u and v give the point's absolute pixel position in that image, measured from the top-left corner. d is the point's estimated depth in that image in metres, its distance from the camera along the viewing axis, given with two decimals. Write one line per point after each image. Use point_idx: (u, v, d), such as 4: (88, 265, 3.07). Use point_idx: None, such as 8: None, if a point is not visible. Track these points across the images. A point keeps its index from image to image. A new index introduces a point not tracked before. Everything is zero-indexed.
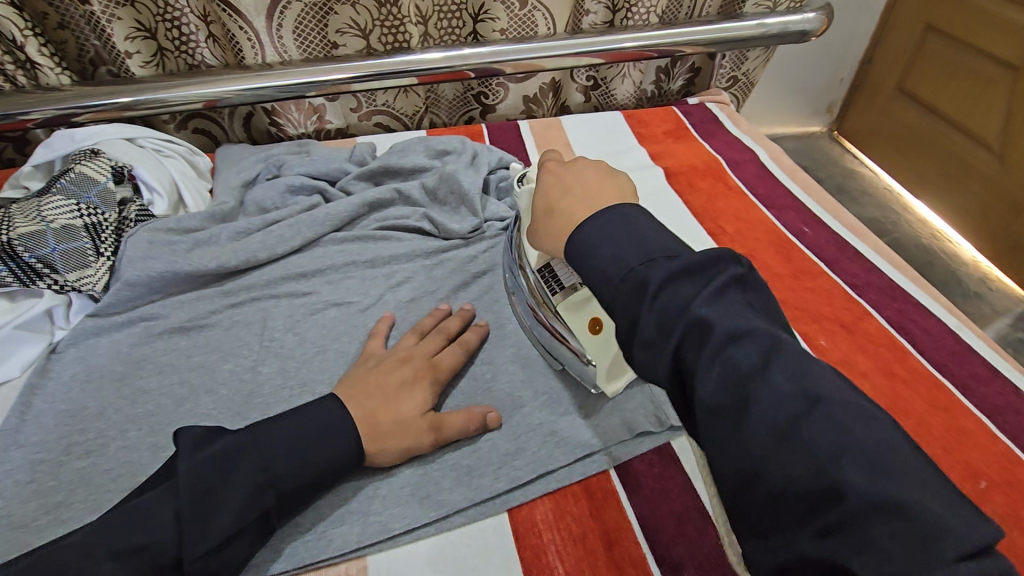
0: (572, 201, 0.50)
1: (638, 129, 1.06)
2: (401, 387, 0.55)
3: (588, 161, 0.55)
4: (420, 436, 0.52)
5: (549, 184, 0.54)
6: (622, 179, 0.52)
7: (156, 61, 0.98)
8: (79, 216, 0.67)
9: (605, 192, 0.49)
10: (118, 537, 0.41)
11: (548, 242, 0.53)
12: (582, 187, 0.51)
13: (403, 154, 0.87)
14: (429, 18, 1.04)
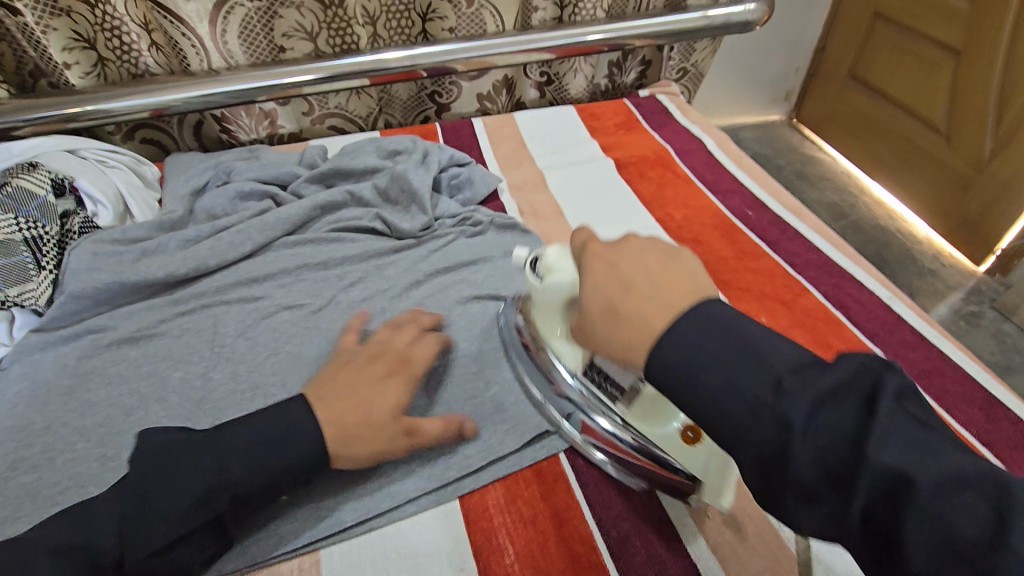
0: (636, 299, 0.40)
1: (590, 122, 1.08)
2: (371, 383, 0.52)
3: (641, 240, 0.46)
4: (394, 439, 0.51)
5: (597, 273, 0.44)
6: (679, 259, 0.44)
7: (98, 70, 0.96)
8: (19, 230, 0.66)
9: (674, 284, 0.41)
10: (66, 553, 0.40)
11: (610, 352, 0.42)
12: (646, 280, 0.41)
13: (354, 156, 0.88)
14: (377, 18, 1.04)
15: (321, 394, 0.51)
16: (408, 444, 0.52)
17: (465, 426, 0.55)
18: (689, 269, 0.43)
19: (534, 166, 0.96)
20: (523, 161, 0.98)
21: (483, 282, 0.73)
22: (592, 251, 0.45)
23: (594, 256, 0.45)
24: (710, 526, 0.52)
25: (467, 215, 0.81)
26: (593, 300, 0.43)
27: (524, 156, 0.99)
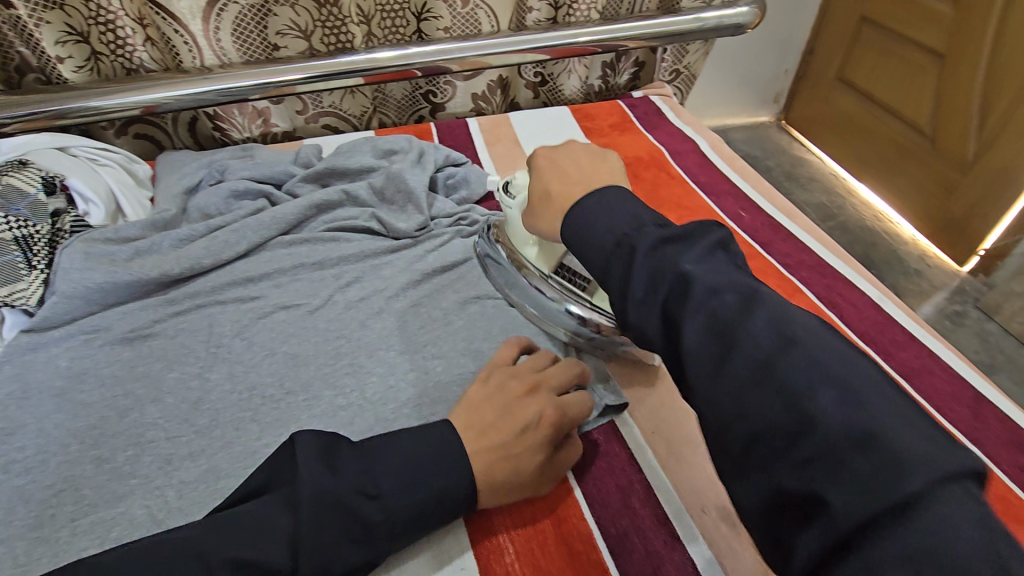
0: (565, 183, 0.51)
1: (584, 123, 1.08)
2: (522, 422, 0.50)
3: (577, 144, 0.55)
4: (540, 482, 0.51)
5: (543, 169, 0.53)
6: (609, 156, 0.54)
7: (90, 65, 0.95)
8: (9, 228, 0.65)
9: (599, 172, 0.51)
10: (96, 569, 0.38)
11: (545, 228, 0.54)
12: (576, 169, 0.52)
13: (350, 155, 0.87)
14: (371, 18, 1.03)
15: (473, 434, 0.48)
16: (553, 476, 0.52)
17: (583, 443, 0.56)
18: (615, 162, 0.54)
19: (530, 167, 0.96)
20: (518, 162, 0.98)
21: (481, 281, 0.73)
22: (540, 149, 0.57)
23: (538, 154, 0.55)
24: (707, 523, 0.52)
25: (462, 215, 0.82)
26: (538, 185, 0.54)
27: (519, 156, 0.99)
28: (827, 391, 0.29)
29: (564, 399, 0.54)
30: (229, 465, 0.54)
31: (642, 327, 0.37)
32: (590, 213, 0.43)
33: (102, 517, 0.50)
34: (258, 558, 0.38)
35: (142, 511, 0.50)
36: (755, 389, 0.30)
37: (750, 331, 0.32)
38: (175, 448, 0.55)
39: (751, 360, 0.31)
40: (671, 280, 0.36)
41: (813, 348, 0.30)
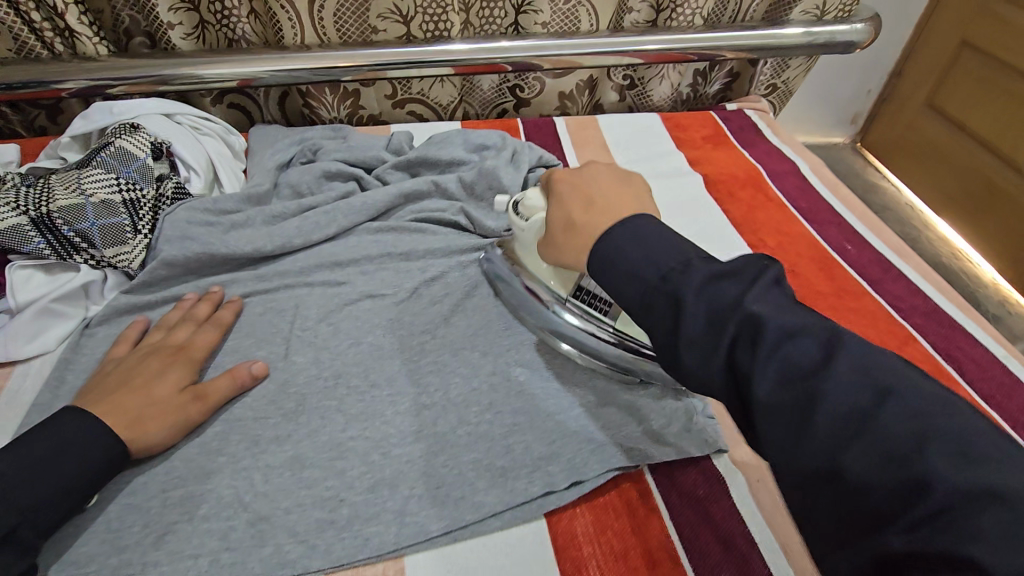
0: (590, 216, 0.51)
1: (675, 133, 1.04)
2: (149, 378, 0.53)
3: (599, 169, 0.57)
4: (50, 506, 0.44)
5: (561, 194, 0.56)
6: (633, 182, 0.56)
7: (197, 33, 0.97)
8: (118, 191, 0.66)
9: (626, 198, 0.52)
10: None
11: (568, 258, 0.54)
12: (599, 199, 0.52)
13: (442, 146, 0.86)
14: (470, 7, 1.02)
15: (104, 406, 0.50)
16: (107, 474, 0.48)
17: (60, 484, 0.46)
18: (639, 190, 0.55)
19: None
20: None
21: None
22: (555, 174, 0.59)
23: (558, 180, 0.57)
24: None
25: None
26: (557, 222, 0.55)
27: (608, 162, 0.96)
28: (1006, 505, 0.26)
29: (208, 386, 0.55)
30: (315, 454, 0.53)
31: (787, 355, 0.34)
32: (618, 241, 0.44)
33: (191, 492, 0.50)
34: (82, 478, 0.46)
35: (229, 489, 0.50)
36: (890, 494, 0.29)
37: (878, 424, 0.30)
38: (262, 430, 0.55)
39: (898, 464, 0.29)
40: (770, 357, 0.34)
41: (986, 450, 0.28)
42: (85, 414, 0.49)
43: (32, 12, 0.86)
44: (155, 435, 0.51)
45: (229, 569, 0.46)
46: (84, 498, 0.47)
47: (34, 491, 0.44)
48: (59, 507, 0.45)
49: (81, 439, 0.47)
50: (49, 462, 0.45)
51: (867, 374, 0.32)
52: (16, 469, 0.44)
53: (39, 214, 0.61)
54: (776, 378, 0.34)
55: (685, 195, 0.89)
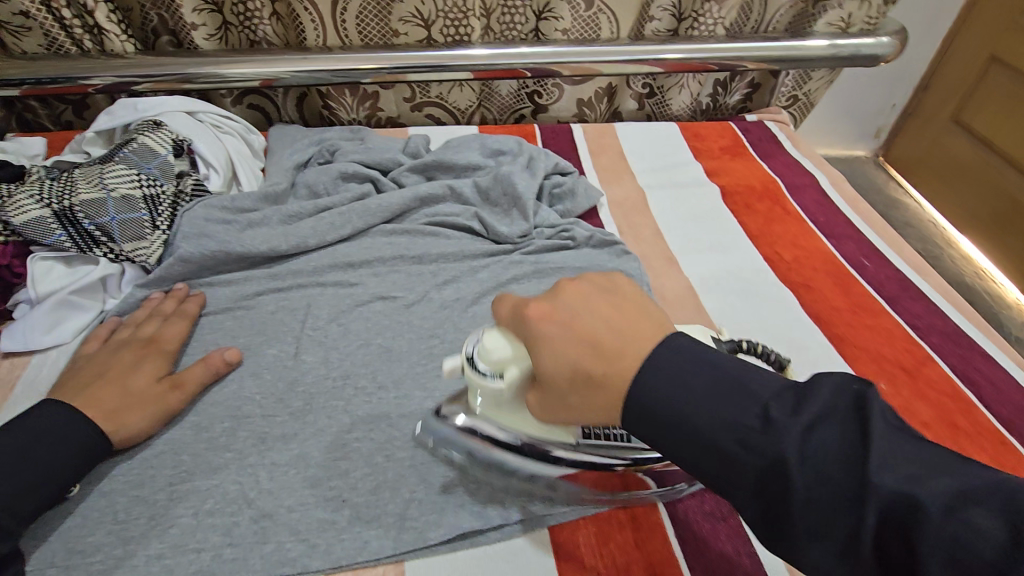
0: (606, 362, 0.37)
1: (694, 143, 1.03)
2: (125, 370, 0.54)
3: (585, 284, 0.42)
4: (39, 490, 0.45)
5: (553, 341, 0.39)
6: (623, 291, 0.42)
7: (220, 34, 0.99)
8: (138, 187, 0.67)
9: (639, 329, 0.38)
10: None
11: (580, 416, 0.40)
12: (607, 334, 0.38)
13: (459, 151, 0.86)
14: (491, 12, 1.02)
15: (85, 398, 0.51)
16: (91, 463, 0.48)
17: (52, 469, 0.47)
18: (634, 296, 0.41)
19: (635, 184, 0.92)
20: (623, 178, 0.93)
21: None
22: (529, 309, 0.41)
23: (539, 324, 0.40)
24: None
25: (566, 226, 0.78)
26: (557, 378, 0.39)
27: (624, 170, 0.95)
28: (944, 511, 0.27)
29: (185, 375, 0.56)
30: (320, 454, 0.53)
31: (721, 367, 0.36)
32: (659, 386, 0.36)
33: (196, 487, 0.50)
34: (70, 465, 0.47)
35: (233, 486, 0.50)
36: (837, 519, 0.30)
37: (814, 452, 0.31)
38: (269, 428, 0.55)
39: (837, 467, 0.30)
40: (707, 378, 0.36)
41: (903, 443, 0.31)
42: (72, 405, 0.49)
43: (63, 10, 0.88)
44: (138, 424, 0.52)
45: (230, 567, 0.46)
46: (63, 490, 0.47)
47: (11, 480, 0.44)
48: (38, 496, 0.45)
49: (54, 428, 0.48)
50: (24, 452, 0.45)
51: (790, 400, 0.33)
52: (1, 460, 0.44)
53: (62, 207, 0.63)
54: (710, 422, 0.34)
55: (701, 206, 0.88)
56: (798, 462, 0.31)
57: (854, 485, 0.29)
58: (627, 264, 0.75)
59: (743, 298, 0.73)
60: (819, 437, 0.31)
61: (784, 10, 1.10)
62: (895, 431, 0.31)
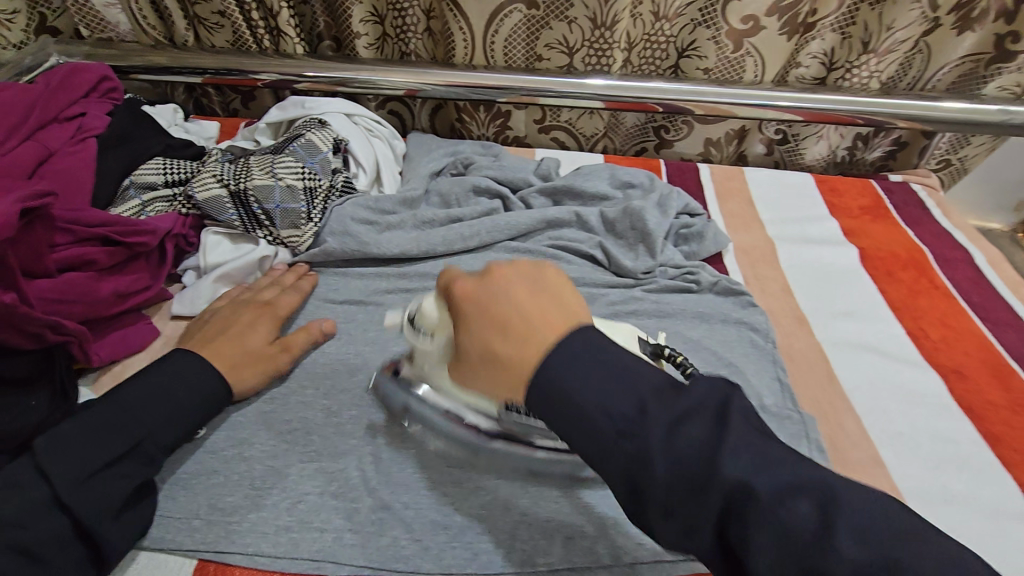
0: (517, 349, 0.38)
1: (830, 198, 0.97)
2: (242, 327, 0.60)
3: (511, 271, 0.41)
4: (172, 428, 0.50)
5: (471, 317, 0.40)
6: (548, 279, 0.42)
7: (378, 44, 1.06)
8: (302, 179, 0.72)
9: (548, 315, 0.39)
10: (118, 430, 0.48)
11: (487, 394, 0.42)
12: (519, 317, 0.39)
13: (588, 179, 0.87)
14: (635, 46, 1.03)
15: (209, 352, 0.56)
16: (210, 411, 0.54)
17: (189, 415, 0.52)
18: (556, 281, 0.42)
19: (763, 233, 0.88)
20: (751, 225, 0.90)
21: (702, 342, 0.68)
22: (458, 290, 0.42)
23: (464, 303, 0.41)
24: None
25: (692, 269, 0.76)
26: (470, 355, 0.41)
27: (753, 218, 0.91)
28: (776, 501, 0.32)
29: (292, 338, 0.61)
30: (436, 457, 0.55)
31: (684, 443, 0.34)
32: (556, 372, 0.37)
33: (323, 469, 0.53)
34: (194, 409, 0.52)
35: (356, 472, 0.53)
36: (694, 505, 0.34)
37: (678, 446, 0.34)
38: (391, 424, 0.57)
39: (799, 555, 0.31)
40: (673, 462, 0.34)
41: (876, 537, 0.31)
42: (198, 355, 0.55)
43: (253, 11, 0.98)
44: (250, 380, 0.57)
45: (349, 550, 0.48)
46: (195, 429, 0.53)
47: (156, 415, 0.50)
48: (174, 431, 0.51)
49: (188, 373, 0.53)
50: (166, 391, 0.51)
51: (756, 464, 0.33)
52: (143, 394, 0.50)
53: (236, 189, 0.69)
54: (598, 409, 0.36)
55: (835, 267, 0.83)
56: (665, 457, 0.34)
57: (706, 475, 0.33)
58: (752, 316, 0.72)
59: (884, 375, 0.68)
60: (684, 435, 0.34)
61: (949, 68, 1.02)
62: (751, 431, 0.35)
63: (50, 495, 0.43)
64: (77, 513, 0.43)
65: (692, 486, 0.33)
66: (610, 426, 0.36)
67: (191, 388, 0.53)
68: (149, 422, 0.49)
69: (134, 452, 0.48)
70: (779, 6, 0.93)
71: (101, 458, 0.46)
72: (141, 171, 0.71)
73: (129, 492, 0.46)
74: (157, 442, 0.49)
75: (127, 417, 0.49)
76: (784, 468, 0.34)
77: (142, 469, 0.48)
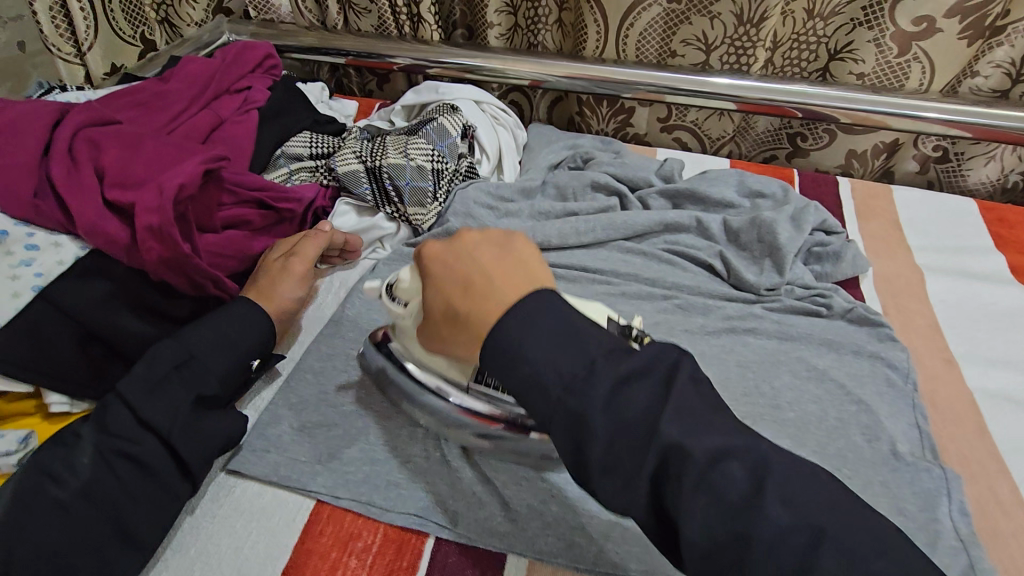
0: (473, 306, 0.42)
1: (998, 229, 0.84)
2: (267, 264, 0.64)
3: (478, 233, 0.46)
4: (220, 358, 0.54)
5: (433, 279, 0.44)
6: (516, 246, 0.45)
7: (509, 34, 1.07)
8: (431, 161, 0.76)
9: (511, 278, 0.42)
10: (179, 357, 0.52)
11: (454, 348, 0.46)
12: (481, 279, 0.42)
13: (715, 184, 0.83)
14: (780, 45, 0.95)
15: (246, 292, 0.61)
16: (254, 338, 0.57)
17: (241, 346, 0.56)
18: (523, 253, 0.44)
19: (909, 260, 0.79)
20: (895, 250, 0.81)
21: (829, 373, 0.63)
22: (427, 250, 0.45)
23: (430, 260, 0.45)
24: None
25: (822, 290, 0.71)
26: (436, 309, 0.44)
27: (898, 242, 0.82)
28: (625, 391, 0.36)
29: (301, 249, 0.65)
30: None
31: (635, 416, 0.35)
32: (514, 333, 0.38)
33: (433, 434, 0.57)
34: (245, 346, 0.56)
35: (459, 443, 0.56)
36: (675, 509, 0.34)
37: (627, 409, 0.35)
38: None
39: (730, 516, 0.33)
40: (617, 425, 0.35)
41: (800, 503, 0.34)
42: (245, 298, 0.59)
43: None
44: (283, 291, 0.62)
45: (451, 514, 0.51)
46: (249, 362, 0.57)
47: (220, 359, 0.54)
48: (226, 360, 0.54)
49: (241, 312, 0.57)
50: (221, 327, 0.55)
51: (694, 427, 0.35)
52: (204, 331, 0.55)
53: (373, 165, 0.74)
54: (547, 365, 0.37)
55: (998, 308, 0.72)
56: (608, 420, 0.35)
57: (651, 442, 0.35)
58: (890, 351, 0.65)
59: None
60: (577, 347, 0.38)
61: None
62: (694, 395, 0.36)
63: (133, 418, 0.49)
64: (165, 434, 0.49)
65: (626, 432, 0.35)
66: (556, 380, 0.37)
67: (243, 329, 0.56)
68: (205, 351, 0.54)
69: (191, 375, 0.52)
70: (962, 6, 0.83)
71: (163, 373, 0.51)
72: (292, 142, 0.78)
73: (188, 402, 0.51)
74: (211, 372, 0.53)
75: (185, 346, 0.53)
76: (717, 430, 0.35)
77: (196, 385, 0.52)
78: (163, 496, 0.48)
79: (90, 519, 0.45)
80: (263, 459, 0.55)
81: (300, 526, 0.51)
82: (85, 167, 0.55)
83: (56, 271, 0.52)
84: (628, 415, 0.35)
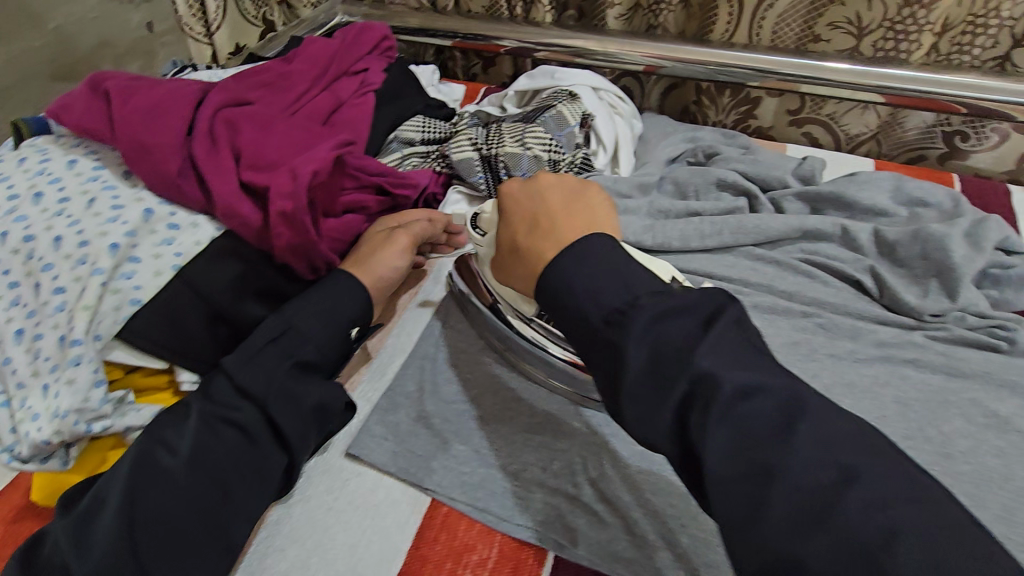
0: (537, 241, 0.44)
1: None
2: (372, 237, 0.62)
3: (552, 176, 0.49)
4: (316, 324, 0.53)
5: (506, 215, 0.48)
6: (586, 194, 0.48)
7: (628, 15, 0.98)
8: (548, 151, 0.71)
9: (577, 221, 0.45)
10: (276, 325, 0.52)
11: (517, 283, 0.48)
12: (547, 219, 0.45)
13: (865, 187, 0.73)
14: (950, 29, 0.82)
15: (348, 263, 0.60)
16: (352, 305, 0.55)
17: (338, 310, 0.54)
18: (596, 199, 0.48)
19: None
20: None
21: (1011, 421, 0.53)
22: (505, 188, 0.49)
23: (506, 195, 0.49)
24: None
25: (1001, 319, 0.60)
26: (504, 242, 0.48)
27: None
28: (738, 396, 0.32)
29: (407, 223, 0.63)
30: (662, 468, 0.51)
31: (737, 411, 0.32)
32: (567, 271, 0.40)
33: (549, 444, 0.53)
34: (342, 313, 0.54)
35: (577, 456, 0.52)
36: (739, 461, 0.31)
37: (732, 410, 0.32)
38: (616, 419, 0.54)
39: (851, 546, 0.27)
40: (711, 423, 0.32)
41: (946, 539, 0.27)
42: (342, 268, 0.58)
43: None
44: (385, 259, 0.60)
45: (570, 535, 0.48)
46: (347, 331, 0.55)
47: (317, 326, 0.53)
48: (322, 325, 0.53)
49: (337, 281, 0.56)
50: (317, 296, 0.54)
51: (809, 442, 0.31)
52: (302, 301, 0.54)
53: (488, 153, 0.71)
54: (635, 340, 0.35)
55: None
56: (707, 416, 0.32)
57: (753, 441, 0.31)
58: None
59: None
60: (669, 326, 0.35)
61: None
62: (821, 415, 0.32)
63: (233, 387, 0.49)
64: (263, 403, 0.48)
65: (714, 411, 0.32)
66: (639, 356, 0.35)
67: (339, 296, 0.55)
68: (302, 320, 0.52)
69: (289, 343, 0.51)
70: None
71: (262, 343, 0.50)
72: (407, 126, 0.76)
73: (288, 371, 0.50)
74: (308, 338, 0.52)
75: (284, 317, 0.52)
76: (851, 451, 0.30)
77: (294, 353, 0.51)
78: (264, 470, 0.47)
79: (196, 485, 0.44)
80: (375, 454, 0.53)
81: (415, 529, 0.49)
82: (224, 150, 0.55)
83: (194, 251, 0.52)
84: (719, 393, 0.32)
